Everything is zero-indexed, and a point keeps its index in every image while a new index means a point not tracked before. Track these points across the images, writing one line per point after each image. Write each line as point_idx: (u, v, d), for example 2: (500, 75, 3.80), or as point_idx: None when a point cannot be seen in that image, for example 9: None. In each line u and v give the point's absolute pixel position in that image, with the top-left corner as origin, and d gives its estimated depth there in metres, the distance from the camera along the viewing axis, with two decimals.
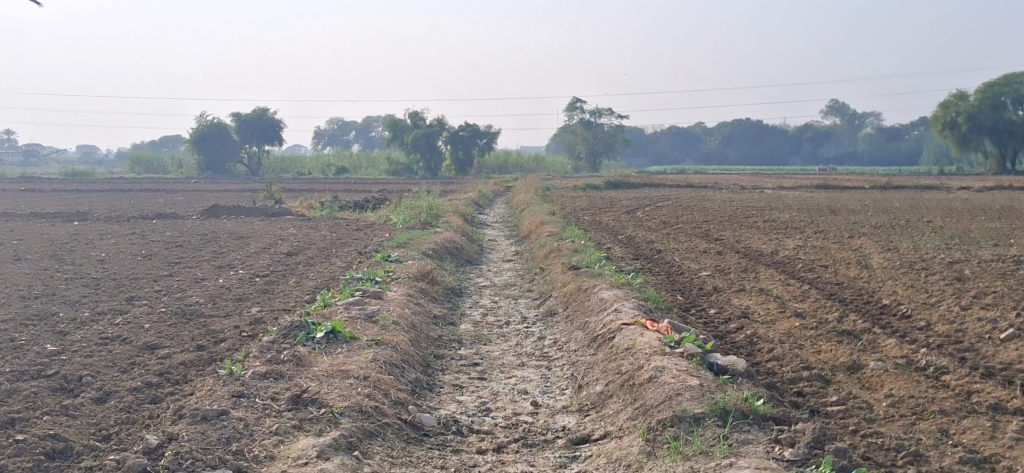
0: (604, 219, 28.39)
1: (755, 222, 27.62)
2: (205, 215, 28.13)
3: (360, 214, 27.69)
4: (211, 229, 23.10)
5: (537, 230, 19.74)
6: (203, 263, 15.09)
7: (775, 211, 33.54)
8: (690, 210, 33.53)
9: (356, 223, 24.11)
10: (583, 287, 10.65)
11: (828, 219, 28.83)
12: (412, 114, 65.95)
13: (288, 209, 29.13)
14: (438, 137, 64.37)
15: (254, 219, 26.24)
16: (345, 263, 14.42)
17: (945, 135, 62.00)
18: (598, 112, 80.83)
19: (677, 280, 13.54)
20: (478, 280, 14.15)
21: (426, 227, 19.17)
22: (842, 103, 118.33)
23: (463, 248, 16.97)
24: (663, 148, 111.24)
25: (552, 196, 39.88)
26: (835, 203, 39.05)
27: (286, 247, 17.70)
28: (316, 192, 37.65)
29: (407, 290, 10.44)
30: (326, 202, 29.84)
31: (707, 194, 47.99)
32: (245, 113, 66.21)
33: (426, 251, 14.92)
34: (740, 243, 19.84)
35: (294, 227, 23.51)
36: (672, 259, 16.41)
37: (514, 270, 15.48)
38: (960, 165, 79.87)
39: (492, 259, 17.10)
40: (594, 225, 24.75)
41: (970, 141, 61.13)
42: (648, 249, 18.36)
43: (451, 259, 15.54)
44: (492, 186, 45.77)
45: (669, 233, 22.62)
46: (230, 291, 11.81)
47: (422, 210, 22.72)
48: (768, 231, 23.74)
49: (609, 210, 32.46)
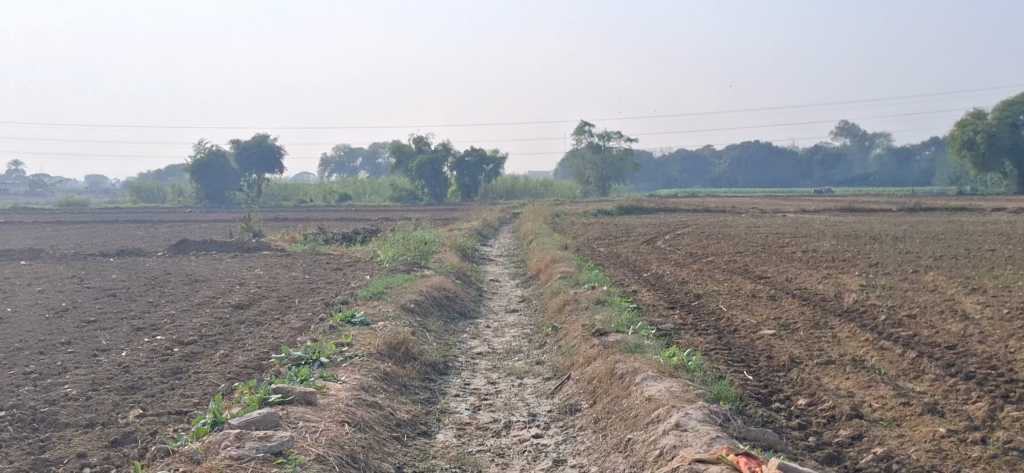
0: (622, 250, 25.17)
1: (794, 253, 24.32)
2: (172, 252, 24.96)
3: (348, 248, 24.50)
4: (168, 270, 19.92)
5: (549, 270, 16.45)
6: (120, 324, 11.82)
7: (810, 239, 30.26)
8: (716, 239, 30.28)
9: (338, 261, 20.93)
10: (617, 373, 7.30)
11: (877, 248, 25.51)
12: (418, 140, 62.73)
13: (266, 243, 25.95)
14: (443, 163, 61.32)
15: (224, 257, 23.02)
16: (300, 326, 11.12)
17: (964, 155, 58.28)
18: (608, 134, 77.80)
19: (738, 348, 10.12)
20: (471, 346, 10.81)
21: (413, 267, 15.93)
22: (854, 124, 115.46)
23: (457, 296, 13.67)
24: (672, 172, 108.19)
25: (563, 223, 36.89)
26: (871, 228, 35.77)
27: (239, 296, 14.42)
28: (305, 223, 34.55)
29: (360, 384, 7.13)
30: (310, 234, 26.75)
31: (728, 219, 44.78)
32: (245, 141, 63.21)
33: (406, 306, 11.59)
34: (789, 283, 16.49)
35: (265, 266, 20.31)
36: (718, 310, 13.02)
37: (520, 327, 12.22)
38: (981, 184, 76.18)
39: (493, 310, 13.80)
40: (612, 260, 21.51)
41: (989, 161, 57.37)
42: (681, 294, 15.04)
43: (440, 314, 12.20)
44: (498, 213, 42.69)
45: (701, 270, 19.32)
46: (125, 377, 8.51)
47: (411, 246, 19.50)
48: (815, 265, 20.38)
49: (626, 240, 29.27)
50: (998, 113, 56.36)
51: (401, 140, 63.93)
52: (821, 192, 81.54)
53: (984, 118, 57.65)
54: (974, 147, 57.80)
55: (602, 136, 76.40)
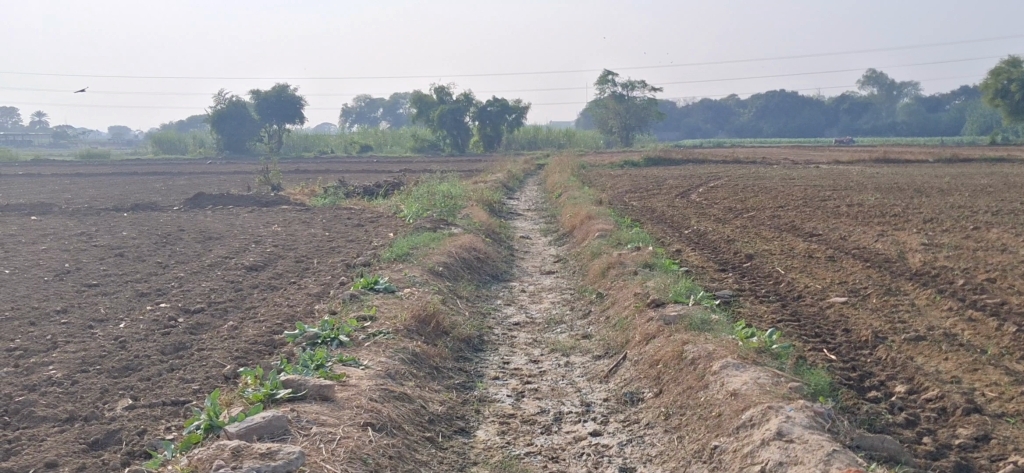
0: (655, 204, 24.00)
1: (837, 207, 23.08)
2: (188, 206, 23.99)
3: (369, 202, 23.45)
4: (182, 226, 18.93)
5: (585, 227, 15.30)
6: (122, 289, 10.79)
7: (850, 191, 28.95)
8: (753, 192, 29.01)
9: (360, 216, 19.89)
10: (688, 359, 6.19)
11: (925, 202, 24.18)
12: (438, 88, 61.34)
13: (285, 197, 24.92)
14: (465, 113, 60.03)
15: (241, 212, 22.02)
16: (318, 292, 10.06)
17: (996, 104, 56.32)
18: (631, 84, 76.17)
19: (809, 321, 8.99)
20: (507, 314, 9.74)
21: (440, 224, 14.80)
22: (882, 72, 112.82)
23: (488, 258, 12.56)
24: (696, 122, 106.38)
25: (590, 175, 35.68)
26: (911, 180, 34.33)
27: (254, 256, 13.37)
28: (324, 175, 33.53)
29: (386, 371, 6.09)
30: (330, 187, 25.69)
31: (759, 170, 43.36)
32: (265, 91, 62.00)
33: (434, 270, 10.49)
34: (843, 242, 15.29)
35: (283, 222, 19.27)
36: (775, 273, 11.88)
37: (561, 292, 11.14)
38: (1011, 135, 74.00)
39: (528, 273, 12.69)
40: (648, 215, 20.36)
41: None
42: (729, 254, 13.89)
43: (471, 279, 11.10)
44: (523, 165, 41.46)
45: (745, 226, 18.13)
46: (119, 354, 7.50)
47: (437, 201, 18.39)
48: (865, 221, 19.14)
49: (659, 193, 28.07)
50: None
51: (421, 90, 62.60)
52: (842, 142, 79.68)
53: (1019, 66, 55.51)
54: (1007, 96, 55.79)
55: (626, 86, 74.76)
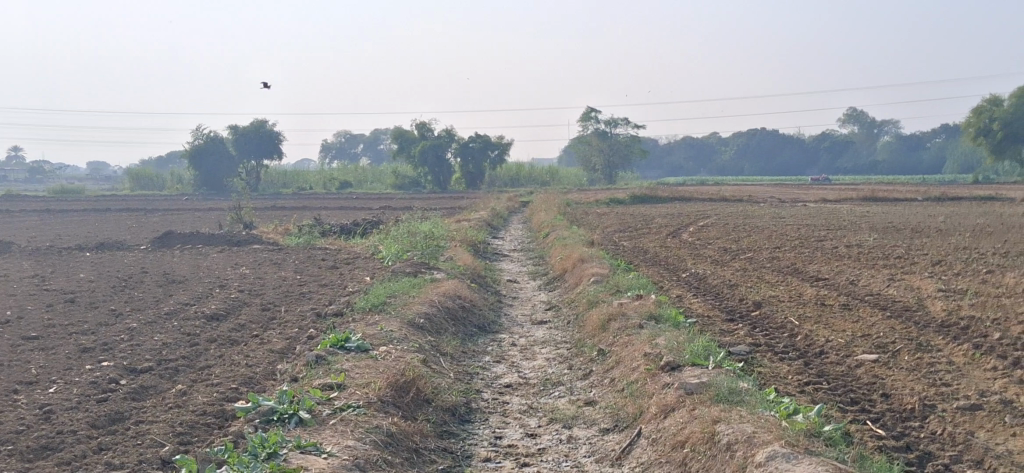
0: (646, 245, 22.99)
1: (834, 248, 22.12)
2: (156, 246, 22.78)
3: (347, 242, 22.36)
4: (145, 268, 17.74)
5: (578, 271, 14.24)
6: (62, 344, 9.59)
7: (845, 231, 28.07)
8: (745, 232, 28.07)
9: (337, 257, 18.77)
10: (723, 444, 5.12)
11: (925, 244, 23.27)
12: (420, 124, 60.46)
13: (259, 236, 23.76)
14: (447, 149, 59.07)
15: (212, 252, 20.83)
16: (284, 349, 8.92)
17: (978, 143, 55.76)
18: (613, 122, 75.52)
19: (842, 385, 7.92)
20: (497, 375, 8.64)
21: (422, 268, 13.70)
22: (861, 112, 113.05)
23: (475, 306, 11.46)
24: (678, 160, 105.86)
25: (576, 212, 34.72)
26: (903, 219, 33.51)
27: (217, 303, 12.20)
28: (302, 213, 32.42)
29: (355, 461, 4.99)
30: (306, 226, 24.55)
31: (747, 208, 42.54)
32: (244, 126, 60.99)
33: (415, 323, 9.38)
34: (853, 288, 14.28)
35: (255, 263, 18.11)
36: (791, 323, 10.84)
37: (556, 346, 10.05)
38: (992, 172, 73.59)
39: (518, 322, 11.59)
40: (640, 257, 19.32)
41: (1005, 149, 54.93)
42: (734, 301, 12.84)
43: (456, 332, 10.00)
44: (506, 202, 40.47)
45: (744, 269, 17.10)
46: (39, 430, 6.31)
47: (419, 241, 17.30)
48: (869, 264, 18.13)
49: (648, 233, 27.05)
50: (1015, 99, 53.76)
51: (403, 126, 61.66)
52: (817, 181, 79.29)
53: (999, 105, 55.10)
54: (989, 135, 55.27)
55: (608, 124, 74.18)
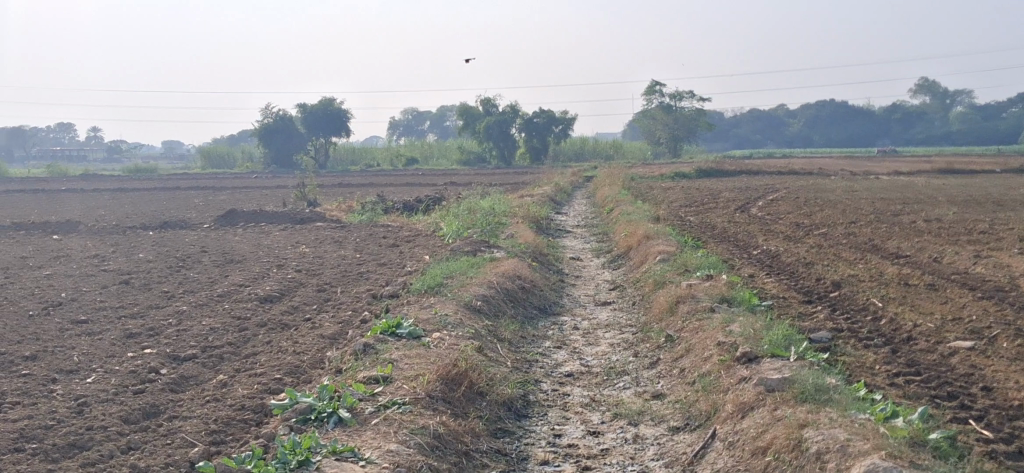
0: (715, 220, 22.17)
1: (914, 222, 21.06)
2: (218, 224, 22.62)
3: (408, 219, 21.95)
4: (204, 246, 17.50)
5: (643, 249, 13.58)
6: (108, 329, 9.25)
7: (924, 204, 26.88)
8: (818, 206, 27.04)
9: (396, 235, 18.34)
10: (811, 453, 4.53)
11: (1011, 217, 22.08)
12: (484, 100, 59.90)
13: (320, 213, 23.48)
14: (511, 125, 58.50)
15: (272, 230, 20.57)
16: (334, 335, 8.46)
17: None
18: (678, 95, 74.13)
19: (937, 377, 7.21)
20: (559, 362, 8.08)
21: (481, 247, 13.17)
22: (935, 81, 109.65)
23: (535, 287, 10.91)
24: (745, 132, 103.78)
25: (641, 187, 33.90)
26: (984, 192, 32.05)
27: (270, 284, 11.80)
28: (364, 190, 32.13)
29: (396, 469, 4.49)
30: (367, 203, 24.21)
31: (818, 182, 41.24)
32: (311, 104, 61.11)
33: (471, 308, 8.86)
34: (938, 265, 13.40)
35: (313, 242, 17.76)
36: (875, 305, 10.08)
37: (621, 330, 9.45)
38: None
39: (581, 304, 10.99)
40: (709, 233, 18.56)
41: None
42: (811, 281, 12.09)
43: (515, 315, 9.46)
44: (570, 177, 39.77)
45: (820, 245, 16.27)
46: (70, 426, 5.92)
47: (479, 219, 16.77)
48: (953, 240, 17.13)
49: (717, 208, 26.17)
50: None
51: (467, 102, 61.17)
52: (884, 152, 76.99)
53: None
54: None
55: (673, 96, 72.84)
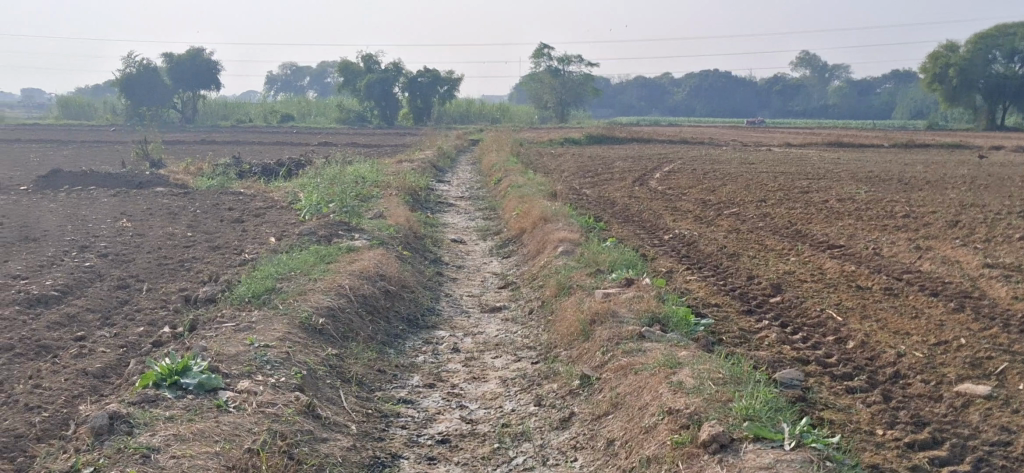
0: (613, 194, 20.03)
1: (824, 202, 19.34)
2: (40, 186, 19.33)
3: (266, 185, 19.14)
4: (4, 217, 14.39)
5: (540, 234, 11.25)
6: None
7: (827, 181, 25.35)
8: (719, 179, 25.32)
9: (247, 206, 15.58)
10: None
11: (924, 198, 20.59)
12: (364, 56, 56.57)
13: (165, 176, 20.42)
14: (394, 83, 55.38)
15: (100, 197, 17.48)
16: (105, 372, 5.85)
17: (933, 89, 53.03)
18: (566, 59, 72.11)
19: (962, 448, 5.08)
20: (428, 415, 5.65)
21: (339, 231, 10.60)
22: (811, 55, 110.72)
23: (404, 289, 8.46)
24: (630, 100, 102.81)
25: (528, 153, 31.71)
26: (880, 168, 30.93)
27: (54, 278, 8.99)
28: (221, 149, 28.89)
29: None
30: (220, 165, 21.27)
31: (711, 152, 39.86)
32: (177, 54, 56.64)
33: (307, 331, 6.37)
34: (879, 260, 11.42)
35: (143, 213, 14.82)
36: (833, 321, 7.98)
37: (514, 356, 7.08)
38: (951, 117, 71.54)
39: (463, 310, 8.61)
40: (610, 211, 16.40)
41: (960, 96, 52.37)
42: (742, 281, 9.93)
43: (373, 336, 7.00)
44: (454, 141, 37.31)
45: (736, 231, 14.21)
46: None
47: (343, 191, 14.13)
48: (877, 226, 15.32)
49: (613, 179, 24.12)
50: (972, 45, 50.94)
51: (347, 57, 57.64)
52: (755, 123, 76.84)
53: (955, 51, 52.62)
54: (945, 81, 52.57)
55: (561, 61, 70.85)
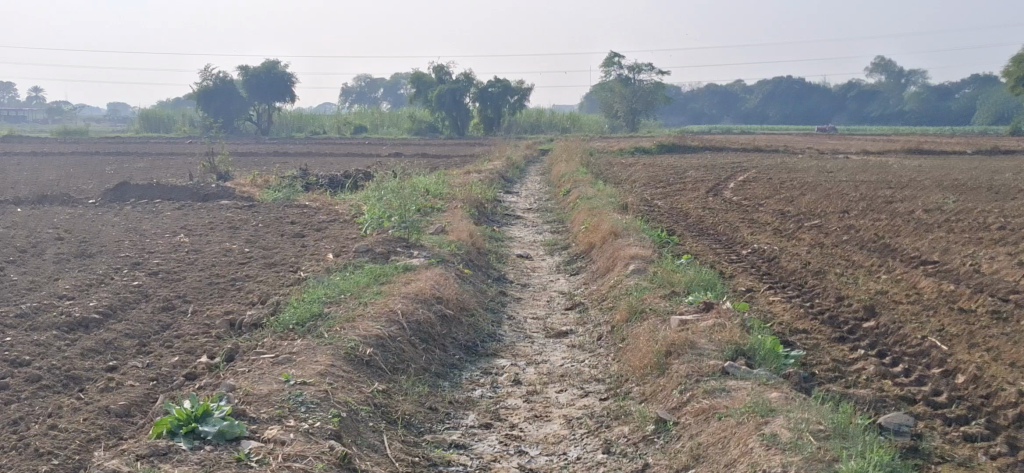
0: (686, 205, 19.21)
1: (911, 213, 18.26)
2: (108, 199, 19.21)
3: (330, 198, 18.77)
4: (66, 232, 14.17)
5: (610, 250, 10.54)
6: None
7: (913, 190, 24.10)
8: (797, 189, 24.30)
9: (309, 220, 15.16)
10: None
11: (1018, 207, 19.35)
12: (436, 67, 56.51)
13: (230, 189, 20.17)
14: (465, 93, 55.11)
15: (164, 210, 17.25)
16: (131, 411, 5.35)
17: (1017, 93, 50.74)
18: (637, 66, 71.15)
19: None
20: (482, 462, 5.03)
21: (398, 248, 10.03)
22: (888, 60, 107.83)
23: (462, 313, 7.84)
24: (701, 107, 101.09)
25: (598, 162, 31.01)
26: (967, 176, 29.51)
27: (99, 298, 8.57)
28: (289, 161, 28.72)
29: None
30: (286, 177, 20.98)
31: (787, 159, 38.63)
32: (253, 67, 57.15)
33: (351, 363, 5.79)
34: (981, 277, 10.46)
35: (204, 228, 14.49)
36: (939, 350, 7.13)
37: (581, 389, 6.41)
38: None
39: (527, 335, 7.96)
40: (684, 224, 15.60)
41: None
42: (832, 302, 9.08)
43: (425, 367, 6.39)
44: (523, 150, 36.76)
45: (821, 245, 13.30)
46: None
47: (404, 203, 13.60)
48: (972, 238, 14.27)
49: (686, 190, 23.27)
50: None
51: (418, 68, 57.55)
52: (827, 129, 74.93)
53: None
54: None
55: (631, 69, 69.93)
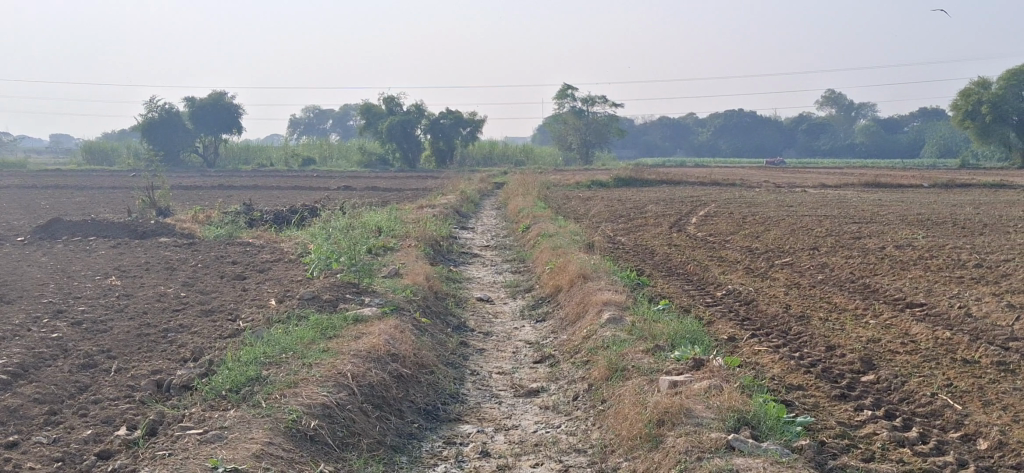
0: (648, 242, 18.53)
1: (877, 249, 17.73)
2: (38, 237, 18.06)
3: (276, 235, 17.80)
4: None
5: (580, 295, 9.75)
6: None
7: (876, 225, 23.67)
8: (758, 223, 23.78)
9: (253, 259, 14.21)
10: None
11: (983, 243, 18.95)
12: (387, 98, 55.56)
13: (171, 225, 19.12)
14: (417, 126, 54.34)
15: (98, 248, 16.16)
16: None
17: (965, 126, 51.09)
18: (592, 99, 70.97)
19: None
20: None
21: (349, 295, 9.16)
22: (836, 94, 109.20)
23: (422, 370, 7.00)
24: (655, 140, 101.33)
25: (554, 196, 30.32)
26: (923, 210, 29.29)
27: (9, 355, 7.58)
28: (234, 195, 27.66)
29: None
30: (230, 213, 19.98)
31: (744, 193, 38.30)
32: (200, 98, 55.99)
33: (291, 441, 4.93)
34: (971, 322, 9.82)
35: (139, 269, 13.48)
36: (952, 410, 6.44)
37: (560, 462, 5.59)
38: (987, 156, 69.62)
39: (494, 393, 7.15)
40: (649, 263, 14.88)
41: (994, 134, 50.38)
42: (822, 352, 8.36)
43: (379, 440, 5.54)
44: (477, 184, 36.01)
45: (795, 285, 12.62)
46: None
47: (355, 243, 12.73)
48: (948, 277, 13.69)
49: (645, 225, 22.64)
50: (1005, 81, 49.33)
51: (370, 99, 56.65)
52: (774, 162, 75.36)
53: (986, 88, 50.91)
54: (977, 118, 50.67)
55: (585, 102, 69.71)
